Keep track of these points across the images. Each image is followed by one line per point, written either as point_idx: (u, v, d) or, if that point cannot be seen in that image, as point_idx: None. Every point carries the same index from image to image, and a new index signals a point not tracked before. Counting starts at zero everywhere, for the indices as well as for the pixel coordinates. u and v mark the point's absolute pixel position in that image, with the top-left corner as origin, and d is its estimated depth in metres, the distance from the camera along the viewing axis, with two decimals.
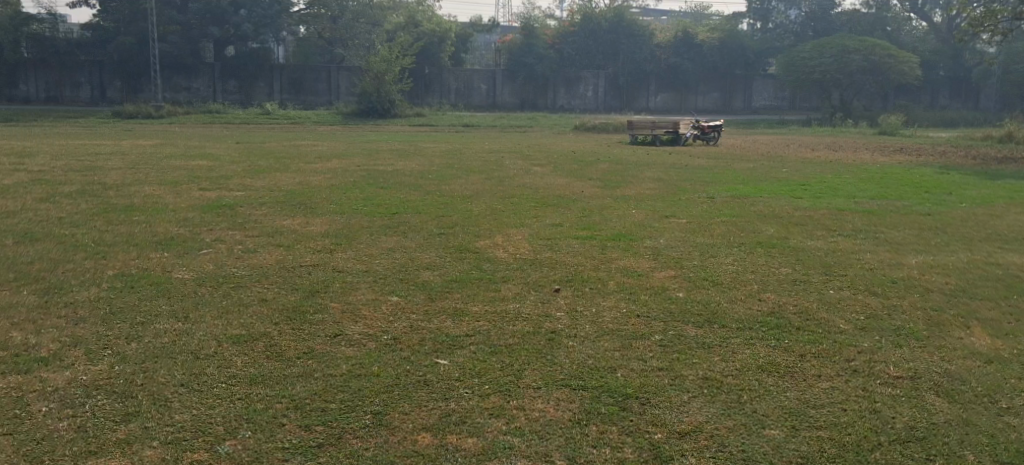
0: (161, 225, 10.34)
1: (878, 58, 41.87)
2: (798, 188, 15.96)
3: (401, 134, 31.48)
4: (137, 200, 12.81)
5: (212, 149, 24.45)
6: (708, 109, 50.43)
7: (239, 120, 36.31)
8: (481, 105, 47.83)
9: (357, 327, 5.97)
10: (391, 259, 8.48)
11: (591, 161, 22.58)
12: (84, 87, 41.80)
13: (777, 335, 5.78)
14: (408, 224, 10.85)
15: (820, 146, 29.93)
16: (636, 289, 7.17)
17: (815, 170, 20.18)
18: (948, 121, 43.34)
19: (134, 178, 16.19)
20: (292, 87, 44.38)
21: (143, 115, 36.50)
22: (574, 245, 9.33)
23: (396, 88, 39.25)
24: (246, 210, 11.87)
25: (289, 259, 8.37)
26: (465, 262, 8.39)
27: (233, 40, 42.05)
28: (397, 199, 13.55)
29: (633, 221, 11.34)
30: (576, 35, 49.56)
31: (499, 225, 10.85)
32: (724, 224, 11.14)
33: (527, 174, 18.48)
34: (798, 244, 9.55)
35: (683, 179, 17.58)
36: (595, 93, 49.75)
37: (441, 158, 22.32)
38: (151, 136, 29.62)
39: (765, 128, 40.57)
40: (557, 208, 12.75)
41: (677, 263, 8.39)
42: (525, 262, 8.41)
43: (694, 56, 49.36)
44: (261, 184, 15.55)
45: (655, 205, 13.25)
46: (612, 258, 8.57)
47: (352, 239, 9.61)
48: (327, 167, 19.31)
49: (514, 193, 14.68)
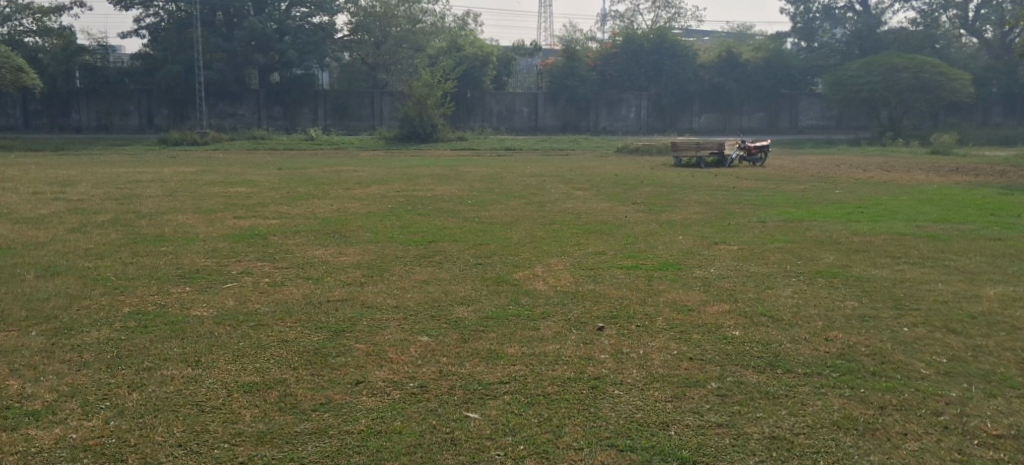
0: (189, 256, 10.01)
1: (928, 75, 40.56)
2: (855, 210, 15.19)
3: (441, 159, 31.20)
4: (169, 229, 12.54)
5: (252, 175, 24.37)
6: (753, 128, 49.52)
7: (282, 145, 36.46)
8: (523, 128, 47.67)
9: (380, 372, 5.47)
10: (423, 292, 7.99)
11: (634, 184, 22.00)
12: (133, 115, 42.41)
13: (851, 382, 5.13)
14: (444, 253, 10.37)
15: (872, 166, 28.92)
16: (689, 326, 6.56)
17: (869, 191, 19.34)
18: (1004, 139, 41.90)
19: (170, 206, 16.04)
20: (335, 114, 44.46)
21: (188, 142, 36.80)
22: (620, 275, 8.76)
23: (437, 113, 39.13)
24: (278, 239, 11.53)
25: (315, 294, 7.90)
26: (503, 296, 7.84)
27: (277, 67, 42.23)
28: (433, 226, 13.10)
29: (681, 248, 10.74)
30: (618, 56, 49.17)
31: (540, 253, 10.31)
32: (778, 251, 10.47)
33: (568, 198, 17.94)
34: (862, 273, 8.84)
35: (731, 203, 16.90)
36: (638, 115, 49.26)
37: (481, 182, 21.93)
38: (195, 163, 29.75)
39: (813, 148, 39.66)
40: (600, 234, 12.19)
41: (732, 295, 7.73)
42: (567, 295, 7.83)
43: (739, 75, 48.38)
44: (297, 211, 15.27)
45: (703, 230, 12.63)
46: (662, 291, 7.94)
47: (383, 270, 9.14)
48: (365, 193, 19.00)
49: (555, 218, 14.13)
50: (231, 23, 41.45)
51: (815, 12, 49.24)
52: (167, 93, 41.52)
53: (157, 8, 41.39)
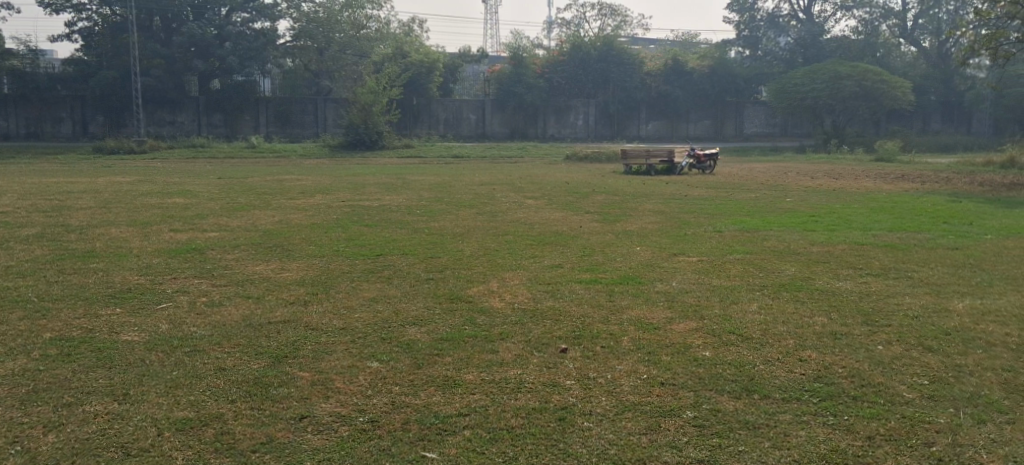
0: (119, 273, 9.33)
1: (871, 83, 41.33)
2: (808, 219, 15.16)
3: (389, 167, 30.61)
4: (99, 244, 11.80)
5: (191, 185, 23.48)
6: (700, 136, 49.96)
7: (224, 154, 35.40)
8: (471, 135, 47.36)
9: (329, 405, 4.99)
10: (373, 312, 7.50)
11: (586, 193, 21.77)
12: (66, 122, 40.88)
13: (833, 409, 4.91)
14: (394, 268, 9.89)
15: (819, 173, 29.27)
16: (658, 346, 6.21)
17: (819, 199, 19.42)
18: (942, 146, 42.93)
19: (101, 219, 15.21)
20: (278, 121, 43.53)
21: (125, 151, 35.48)
22: (579, 291, 8.40)
23: (383, 119, 38.48)
24: (216, 254, 10.89)
25: (255, 315, 7.32)
26: (459, 315, 7.39)
27: (219, 73, 41.09)
28: (381, 238, 12.59)
29: (640, 261, 10.41)
30: (566, 64, 49.02)
31: (494, 267, 9.91)
32: (738, 263, 10.25)
33: (520, 208, 17.58)
34: (826, 286, 8.65)
35: (684, 212, 16.73)
36: (586, 122, 49.34)
37: (430, 191, 21.46)
38: (131, 172, 28.64)
39: (759, 155, 39.99)
40: (556, 246, 11.82)
41: (698, 312, 7.43)
42: (527, 314, 7.41)
43: (685, 83, 48.84)
44: (237, 224, 14.60)
45: (660, 241, 12.36)
46: (626, 307, 7.59)
47: (330, 288, 8.61)
48: (310, 203, 18.35)
49: (507, 229, 13.73)
50: (170, 28, 40.08)
51: (759, 20, 49.99)
52: (103, 100, 40.12)
53: (90, 12, 39.87)
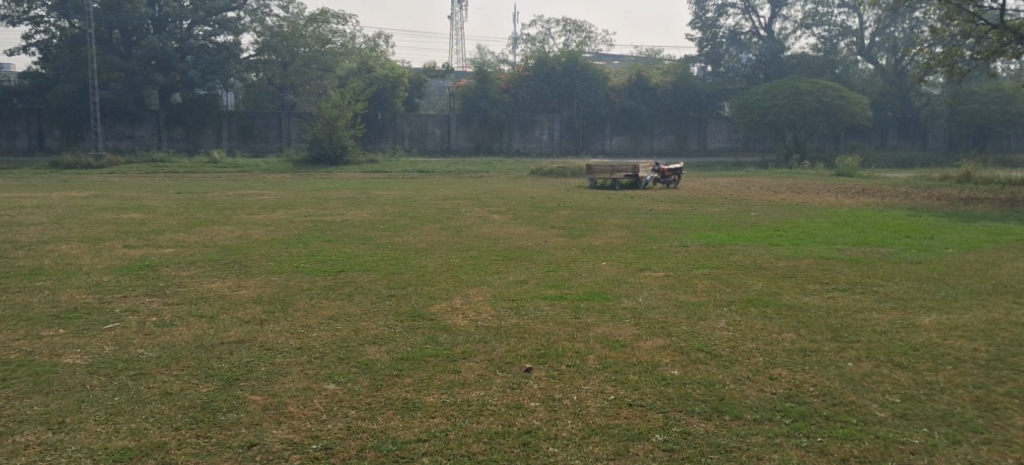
0: (65, 291, 8.95)
1: (831, 99, 41.93)
2: (773, 233, 15.19)
3: (353, 182, 30.26)
4: (48, 261, 11.37)
5: (149, 199, 22.96)
6: (663, 151, 50.29)
7: (184, 168, 34.72)
8: (436, 150, 47.12)
9: (280, 432, 4.74)
10: (331, 330, 7.24)
11: (551, 207, 21.67)
12: (21, 136, 39.86)
13: (805, 430, 4.82)
14: (354, 285, 9.62)
15: (781, 187, 29.54)
16: (626, 365, 6.04)
17: (783, 213, 19.54)
18: (900, 161, 43.68)
19: (52, 235, 14.72)
20: (240, 135, 42.90)
21: (82, 165, 34.67)
22: (544, 308, 8.21)
23: (348, 134, 38.08)
24: (170, 271, 10.53)
25: (207, 335, 7.01)
26: (421, 333, 7.15)
27: (180, 87, 40.41)
28: (342, 254, 12.33)
29: (606, 277, 10.27)
30: (531, 79, 49.09)
31: (458, 283, 9.71)
32: (705, 277, 10.16)
33: (485, 223, 17.39)
34: (793, 301, 8.58)
35: (650, 226, 16.69)
36: (551, 137, 49.36)
37: (394, 206, 21.21)
38: (87, 187, 27.96)
39: (723, 170, 40.29)
40: (521, 262, 11.65)
41: (666, 329, 7.28)
42: (491, 331, 7.19)
43: (649, 99, 49.17)
44: (194, 239, 14.22)
45: (626, 256, 12.25)
46: (592, 324, 7.42)
47: (287, 306, 8.33)
48: (271, 218, 17.98)
49: (473, 244, 13.53)
50: (129, 41, 39.36)
51: (721, 37, 50.38)
52: (60, 113, 39.20)
53: (47, 24, 39.05)
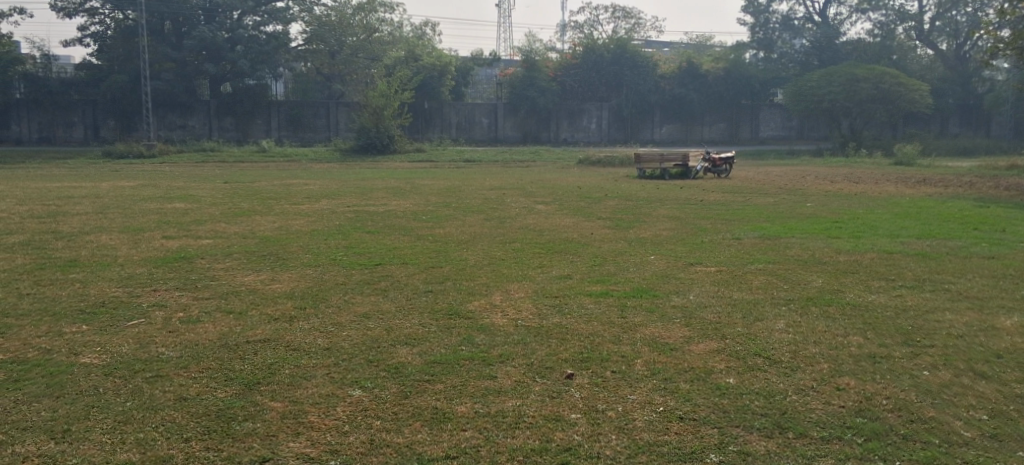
0: (96, 285, 8.76)
1: (889, 86, 40.36)
2: (831, 225, 14.46)
3: (399, 171, 30.02)
4: (85, 252, 11.24)
5: (196, 189, 22.99)
6: (714, 140, 49.22)
7: (232, 158, 34.90)
8: (483, 139, 46.77)
9: (298, 448, 4.38)
10: (362, 329, 6.87)
11: (598, 197, 21.13)
12: (77, 126, 40.57)
13: (879, 453, 4.29)
14: (391, 279, 9.25)
15: (837, 177, 28.52)
16: (677, 374, 5.54)
17: (840, 204, 18.70)
18: (963, 149, 42.01)
19: (95, 225, 14.68)
20: (289, 124, 43.08)
21: (134, 155, 35.10)
22: (588, 306, 7.73)
23: (394, 124, 37.91)
24: (205, 263, 10.30)
25: (233, 334, 6.68)
26: (456, 333, 6.74)
27: (229, 77, 40.65)
28: (382, 246, 12.00)
29: (654, 271, 9.74)
30: (579, 68, 48.46)
31: (498, 278, 9.29)
32: (760, 273, 9.57)
33: (530, 213, 16.94)
34: (857, 301, 7.95)
35: (700, 217, 16.06)
36: (599, 125, 48.58)
37: (438, 196, 20.89)
38: (139, 176, 28.20)
39: (776, 159, 39.20)
40: (565, 255, 11.17)
41: (720, 330, 6.75)
42: (531, 332, 6.74)
43: (699, 86, 48.05)
44: (234, 230, 14.04)
45: (676, 249, 11.69)
46: (639, 325, 6.92)
47: (320, 301, 7.99)
48: (313, 208, 17.78)
49: (516, 236, 13.09)
50: (180, 32, 39.70)
51: (774, 22, 48.91)
52: (114, 104, 39.78)
53: (102, 16, 39.52)
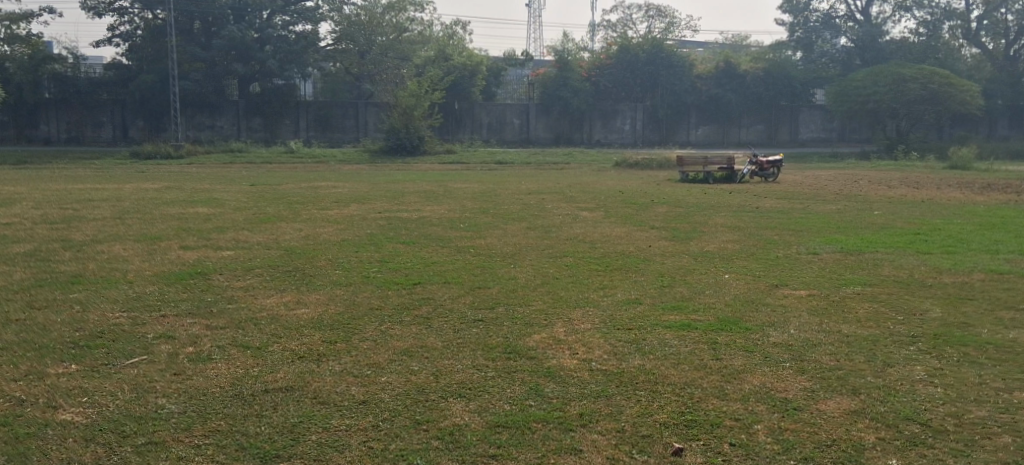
0: (97, 310, 7.66)
1: (937, 86, 38.46)
2: (914, 238, 13.04)
3: (430, 173, 28.89)
4: (93, 266, 10.20)
5: (221, 191, 22.00)
6: (752, 142, 47.50)
7: (261, 159, 34.00)
8: (514, 140, 45.59)
9: None
10: (404, 374, 5.67)
11: (643, 202, 19.86)
12: (106, 127, 39.88)
13: None
14: (433, 303, 8.02)
15: (891, 181, 26.94)
16: (817, 452, 4.32)
17: (910, 213, 17.22)
18: (1016, 152, 40.02)
19: (111, 233, 13.69)
20: (319, 125, 42.15)
21: (162, 156, 34.31)
22: (672, 344, 6.45)
23: (425, 124, 36.82)
24: (222, 281, 9.17)
25: (248, 379, 5.53)
26: (521, 380, 5.53)
27: (259, 76, 39.84)
28: (420, 259, 10.82)
29: (735, 295, 8.43)
30: (614, 67, 47.04)
31: (558, 302, 8.07)
32: (863, 299, 8.22)
33: (575, 222, 15.68)
34: (998, 338, 6.58)
35: (764, 227, 14.66)
36: (633, 127, 47.16)
37: (474, 201, 19.72)
38: (165, 178, 27.33)
39: (821, 162, 37.53)
40: (626, 272, 9.90)
41: (846, 380, 5.47)
42: (612, 381, 5.51)
43: (737, 87, 46.45)
44: (258, 239, 12.97)
45: (750, 266, 10.34)
46: (744, 372, 5.64)
47: (353, 333, 6.80)
48: (343, 214, 16.68)
49: (566, 249, 11.85)
50: (211, 32, 38.94)
51: (814, 22, 46.82)
52: (143, 104, 39.10)
53: (132, 15, 38.80)
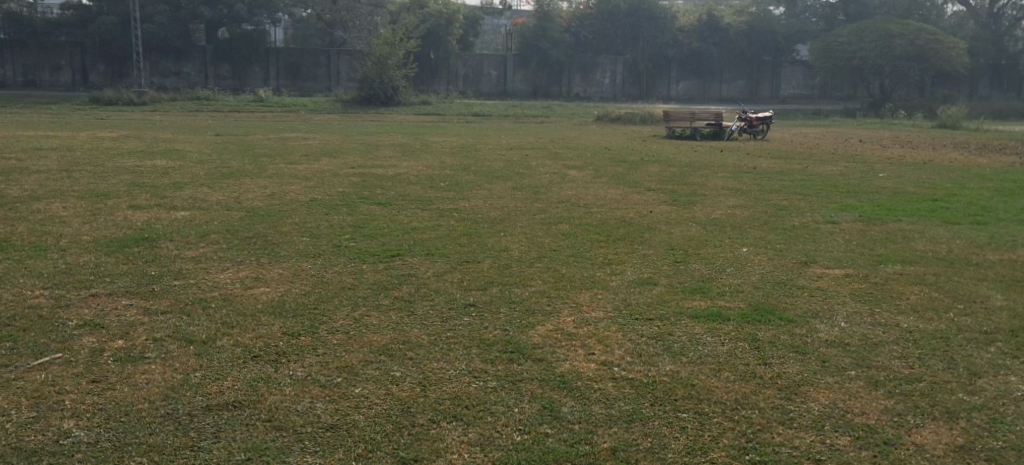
0: (12, 288, 6.36)
1: (924, 42, 37.46)
2: (934, 205, 12.08)
3: (405, 125, 27.56)
4: (22, 229, 8.86)
5: (181, 142, 20.56)
6: (733, 98, 45.71)
7: (228, 107, 32.31)
8: (491, 92, 43.39)
9: None
10: (382, 384, 4.51)
11: (632, 161, 18.79)
12: (65, 70, 37.43)
13: None
14: (416, 281, 6.87)
15: (884, 140, 26.05)
16: None
17: (917, 175, 16.29)
18: (999, 112, 39.28)
19: (53, 188, 12.28)
20: (288, 73, 39.82)
21: (124, 101, 32.41)
22: (706, 342, 5.36)
23: (400, 74, 35.19)
24: (170, 250, 7.90)
25: (186, 391, 4.35)
26: (531, 394, 4.40)
27: (226, 21, 38.27)
28: (399, 225, 9.61)
29: (762, 275, 7.35)
30: (594, 18, 46.07)
31: (562, 283, 6.94)
32: (909, 281, 7.18)
33: (564, 182, 14.51)
34: None
35: (769, 191, 13.60)
36: (613, 80, 45.37)
37: (454, 156, 18.53)
38: (126, 126, 25.79)
39: (805, 119, 36.72)
40: (632, 244, 8.80)
41: (935, 397, 4.45)
42: (645, 396, 4.40)
43: (720, 41, 45.39)
44: (218, 197, 11.69)
45: (767, 238, 9.26)
46: (806, 385, 4.60)
47: (319, 324, 5.61)
48: (313, 169, 15.41)
49: (561, 214, 10.72)
50: None
51: None
52: (104, 47, 36.82)
53: None
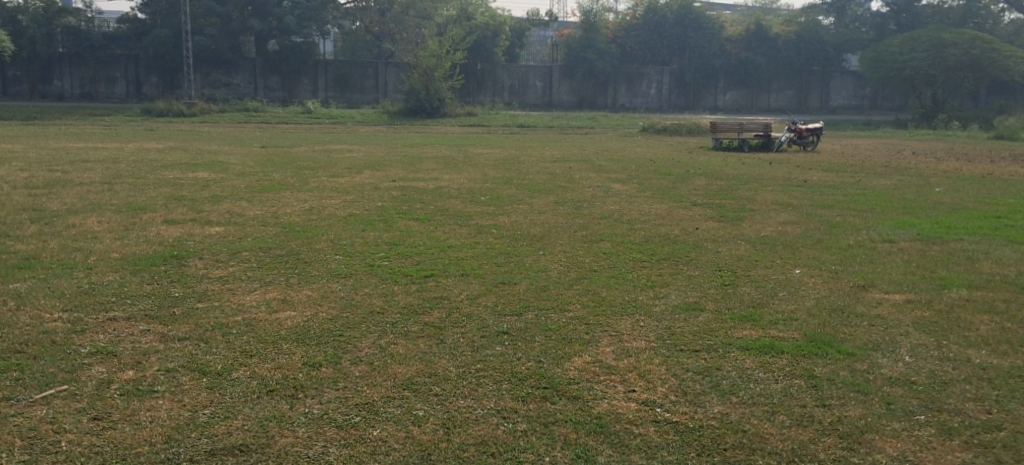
0: (32, 310, 6.18)
1: (981, 50, 36.08)
2: (999, 222, 11.41)
3: (448, 136, 27.39)
4: (54, 244, 8.77)
5: (225, 154, 20.64)
6: (782, 108, 44.83)
7: (275, 119, 32.51)
8: (538, 103, 43.11)
9: None
10: (403, 425, 4.18)
11: (678, 173, 18.30)
12: (119, 82, 38.16)
13: None
14: (448, 304, 6.54)
15: (941, 152, 25.12)
16: None
17: (978, 190, 15.53)
18: None
19: (92, 201, 12.26)
20: (336, 84, 39.93)
21: (173, 113, 32.81)
22: (757, 378, 4.93)
23: (445, 85, 35.12)
24: (199, 269, 7.70)
25: (192, 431, 4.07)
26: (565, 441, 4.03)
27: (274, 33, 38.37)
28: (435, 242, 9.30)
29: (818, 300, 6.86)
30: (640, 28, 45.57)
31: (601, 307, 6.55)
32: (978, 308, 6.63)
33: (608, 196, 14.11)
34: None
35: (822, 206, 13.00)
36: (659, 91, 44.53)
37: (495, 168, 18.23)
38: (175, 137, 26.07)
39: (857, 130, 35.68)
40: (677, 263, 8.35)
41: (1019, 451, 3.97)
42: (688, 445, 3.99)
43: (768, 50, 44.17)
44: (254, 211, 11.53)
45: (821, 258, 8.74)
46: (869, 433, 4.15)
47: (342, 352, 5.30)
48: (353, 182, 15.24)
49: (602, 230, 10.32)
50: None
51: None
52: (157, 59, 37.41)
53: None
